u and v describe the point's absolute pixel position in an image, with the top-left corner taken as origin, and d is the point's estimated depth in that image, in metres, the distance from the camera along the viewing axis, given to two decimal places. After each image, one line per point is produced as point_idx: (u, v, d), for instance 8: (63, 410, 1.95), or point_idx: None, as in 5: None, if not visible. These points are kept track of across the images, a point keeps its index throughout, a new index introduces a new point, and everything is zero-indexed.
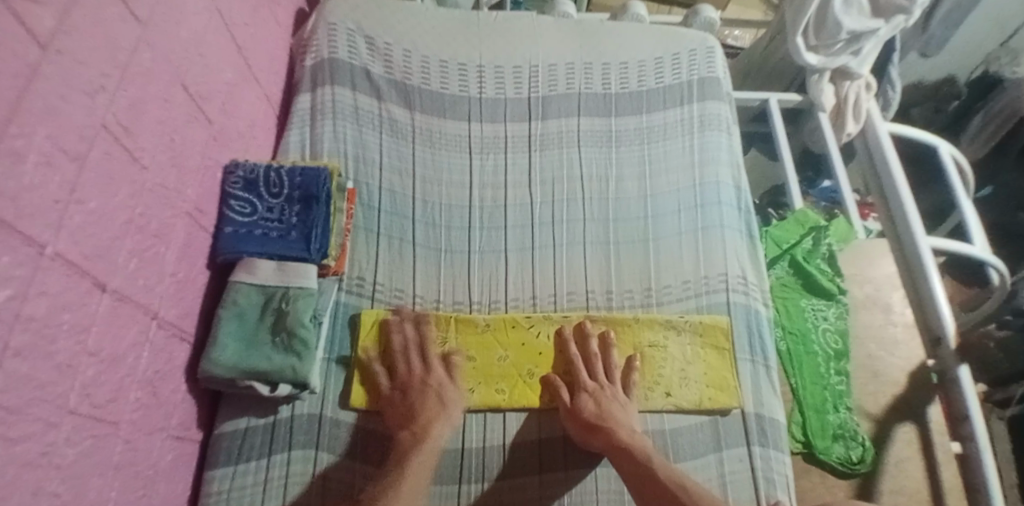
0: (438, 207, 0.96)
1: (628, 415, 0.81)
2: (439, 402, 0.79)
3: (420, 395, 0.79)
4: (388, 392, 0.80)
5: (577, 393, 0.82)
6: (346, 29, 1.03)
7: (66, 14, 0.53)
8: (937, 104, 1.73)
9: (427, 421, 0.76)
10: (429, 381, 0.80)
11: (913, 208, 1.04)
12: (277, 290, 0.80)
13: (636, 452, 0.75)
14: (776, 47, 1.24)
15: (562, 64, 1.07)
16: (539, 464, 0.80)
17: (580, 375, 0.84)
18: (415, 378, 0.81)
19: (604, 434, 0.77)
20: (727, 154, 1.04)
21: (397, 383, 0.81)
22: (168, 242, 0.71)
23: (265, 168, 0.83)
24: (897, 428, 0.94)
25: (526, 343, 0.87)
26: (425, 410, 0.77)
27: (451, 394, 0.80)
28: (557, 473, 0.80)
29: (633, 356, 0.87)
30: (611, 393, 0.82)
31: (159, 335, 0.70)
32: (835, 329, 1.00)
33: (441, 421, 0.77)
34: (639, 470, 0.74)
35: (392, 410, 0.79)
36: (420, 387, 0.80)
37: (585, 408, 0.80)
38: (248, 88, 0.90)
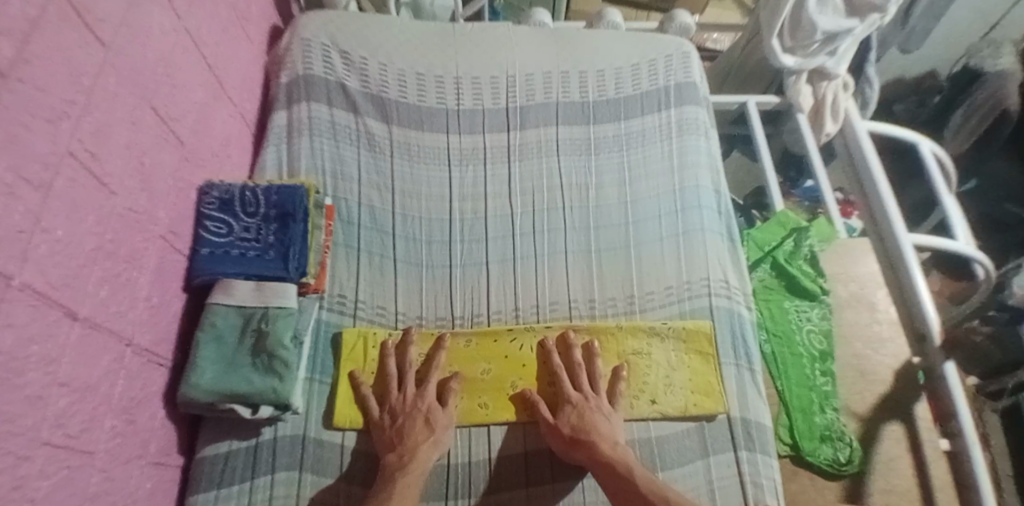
0: (418, 221, 0.95)
1: (612, 427, 0.80)
2: (427, 425, 0.77)
3: (408, 419, 0.78)
4: (376, 417, 0.79)
5: (561, 407, 0.82)
6: (320, 44, 1.03)
7: (26, 42, 0.52)
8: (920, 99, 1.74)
9: (414, 443, 0.75)
10: (422, 403, 0.79)
11: (894, 208, 1.05)
12: (256, 311, 0.78)
13: (618, 465, 0.75)
14: (753, 50, 1.25)
15: (539, 73, 1.07)
16: (525, 476, 0.80)
17: (564, 387, 0.83)
18: (406, 403, 0.80)
19: (586, 447, 0.76)
20: (706, 158, 1.04)
21: (386, 408, 0.80)
22: (140, 267, 0.70)
23: (241, 187, 0.82)
24: (885, 426, 0.94)
25: (509, 355, 0.86)
26: (414, 433, 0.76)
27: (442, 419, 0.79)
28: (544, 486, 0.79)
29: (620, 365, 0.86)
30: (596, 404, 0.82)
31: (133, 361, 0.69)
32: (820, 330, 1.00)
33: (429, 444, 0.76)
34: (622, 483, 0.73)
35: (381, 436, 0.78)
36: (409, 412, 0.79)
37: (567, 421, 0.80)
38: (221, 107, 0.90)
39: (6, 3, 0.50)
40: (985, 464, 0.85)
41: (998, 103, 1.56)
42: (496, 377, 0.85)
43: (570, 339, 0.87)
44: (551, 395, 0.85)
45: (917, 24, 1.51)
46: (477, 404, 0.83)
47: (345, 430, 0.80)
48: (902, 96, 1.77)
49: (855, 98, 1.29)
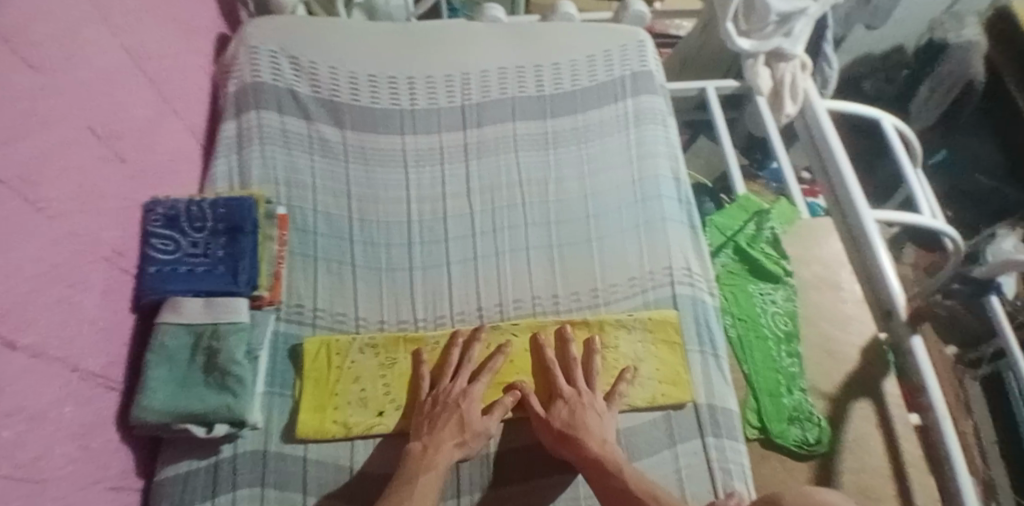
0: (376, 225, 0.94)
1: (603, 424, 0.79)
2: (460, 425, 0.77)
3: (445, 411, 0.78)
4: (422, 402, 0.81)
5: (553, 402, 0.81)
6: (267, 51, 1.01)
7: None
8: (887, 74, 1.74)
9: (442, 439, 0.76)
10: (463, 401, 0.79)
11: (855, 184, 1.04)
12: (205, 328, 0.77)
13: (608, 463, 0.74)
14: (709, 36, 1.25)
15: (494, 69, 1.06)
16: (504, 473, 0.80)
17: (558, 381, 0.83)
18: (453, 395, 0.80)
19: (575, 445, 0.76)
20: (665, 147, 1.03)
21: (432, 396, 0.81)
22: (86, 290, 0.68)
23: (187, 202, 0.80)
24: (853, 405, 0.94)
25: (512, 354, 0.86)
26: (447, 426, 0.77)
27: (476, 424, 0.78)
28: (534, 481, 0.80)
29: (626, 370, 0.86)
30: (586, 399, 0.81)
31: (82, 386, 0.67)
32: (784, 312, 1.00)
33: (462, 448, 0.76)
34: (611, 482, 0.72)
35: (417, 422, 0.79)
36: (454, 406, 0.79)
37: (558, 416, 0.79)
38: (167, 121, 0.88)
39: None
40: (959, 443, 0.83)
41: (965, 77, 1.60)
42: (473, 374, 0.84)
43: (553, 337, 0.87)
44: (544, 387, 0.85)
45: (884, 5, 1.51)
46: None
47: (308, 442, 0.79)
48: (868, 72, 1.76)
49: (815, 78, 1.29)
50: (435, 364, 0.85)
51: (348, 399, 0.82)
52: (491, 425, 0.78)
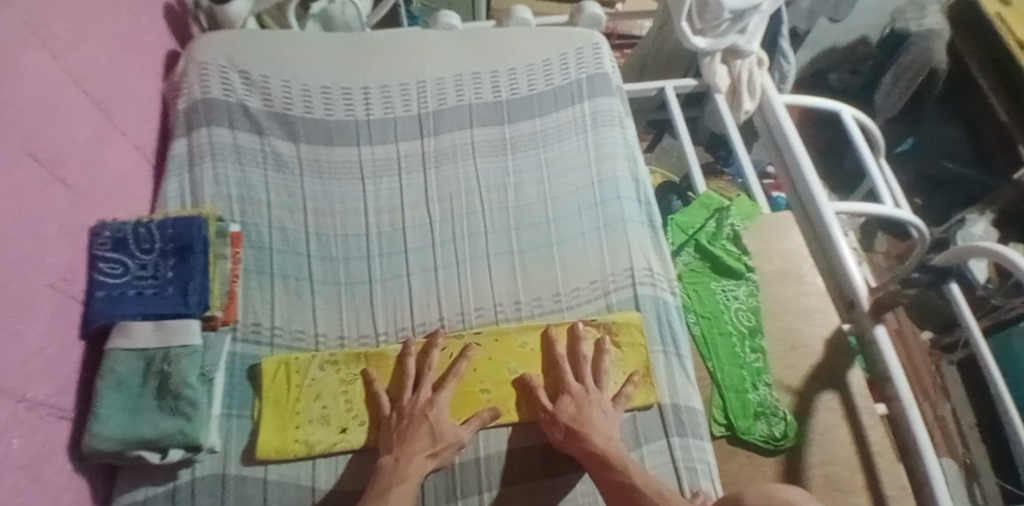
0: (334, 239, 0.93)
1: (608, 421, 0.79)
2: (431, 436, 0.76)
3: (412, 423, 0.77)
4: (388, 414, 0.80)
5: (560, 397, 0.82)
6: (218, 67, 1.00)
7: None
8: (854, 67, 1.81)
9: (411, 451, 0.74)
10: (430, 411, 0.78)
11: (814, 177, 1.05)
12: (158, 352, 0.75)
13: (612, 457, 0.73)
14: (666, 36, 1.26)
15: (449, 77, 1.06)
16: (479, 482, 0.79)
17: (565, 377, 0.84)
18: (417, 407, 0.79)
19: (580, 439, 0.75)
20: (623, 148, 1.04)
21: (397, 410, 0.80)
22: (30, 320, 0.66)
23: (134, 223, 0.79)
24: (819, 397, 0.95)
25: (503, 355, 0.86)
26: (417, 437, 0.76)
27: (447, 435, 0.77)
28: (548, 479, 0.80)
29: (637, 372, 0.86)
30: (593, 397, 0.82)
31: (30, 417, 0.65)
32: (746, 307, 1.01)
33: (440, 449, 0.76)
34: (613, 476, 0.70)
35: (387, 437, 0.78)
36: (419, 417, 0.78)
37: (565, 411, 0.79)
38: (113, 142, 0.86)
39: None
40: (925, 427, 0.84)
41: (927, 64, 1.60)
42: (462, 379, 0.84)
43: (513, 344, 0.87)
44: (554, 386, 0.85)
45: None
46: None
47: (268, 462, 0.78)
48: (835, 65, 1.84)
49: (773, 73, 1.30)
50: (393, 380, 0.84)
51: (310, 417, 0.81)
52: (462, 433, 0.78)
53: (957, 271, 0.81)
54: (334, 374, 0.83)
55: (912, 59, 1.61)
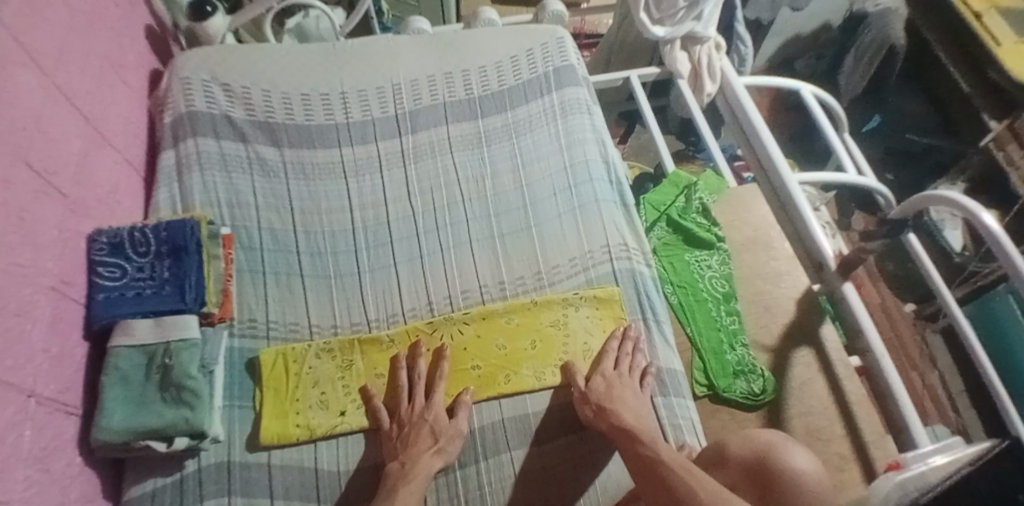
0: (322, 235, 0.97)
1: (639, 401, 0.84)
2: (433, 435, 0.80)
3: (413, 429, 0.81)
4: (387, 426, 0.82)
5: (592, 377, 0.86)
6: (200, 81, 1.04)
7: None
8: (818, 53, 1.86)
9: (416, 453, 0.78)
10: (428, 414, 0.82)
11: (776, 149, 1.11)
12: (159, 347, 0.79)
13: (639, 433, 0.77)
14: (628, 29, 1.32)
15: (423, 78, 1.11)
16: (476, 451, 0.83)
17: (604, 365, 0.87)
18: (416, 414, 0.82)
19: (609, 417, 0.80)
20: (592, 134, 1.09)
21: (397, 419, 0.83)
22: (34, 320, 0.69)
23: (129, 229, 0.83)
24: (795, 353, 0.99)
25: (510, 324, 0.92)
26: (419, 440, 0.79)
27: (446, 429, 0.81)
28: (580, 454, 0.84)
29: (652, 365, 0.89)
30: (624, 378, 0.85)
31: (39, 411, 0.68)
32: (719, 274, 1.06)
33: (430, 453, 0.78)
34: (639, 449, 0.75)
35: (389, 446, 0.81)
36: (417, 422, 0.81)
37: (595, 390, 0.83)
38: (102, 155, 0.90)
39: None
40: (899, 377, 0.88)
41: (884, 42, 1.68)
42: (454, 361, 0.89)
43: (499, 322, 0.92)
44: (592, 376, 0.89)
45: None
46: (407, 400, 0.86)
47: (272, 448, 0.81)
48: (800, 51, 1.88)
49: (733, 57, 1.37)
50: (389, 395, 0.86)
51: (310, 403, 0.84)
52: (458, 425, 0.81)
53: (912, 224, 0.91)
54: (330, 362, 0.87)
55: (871, 39, 1.70)
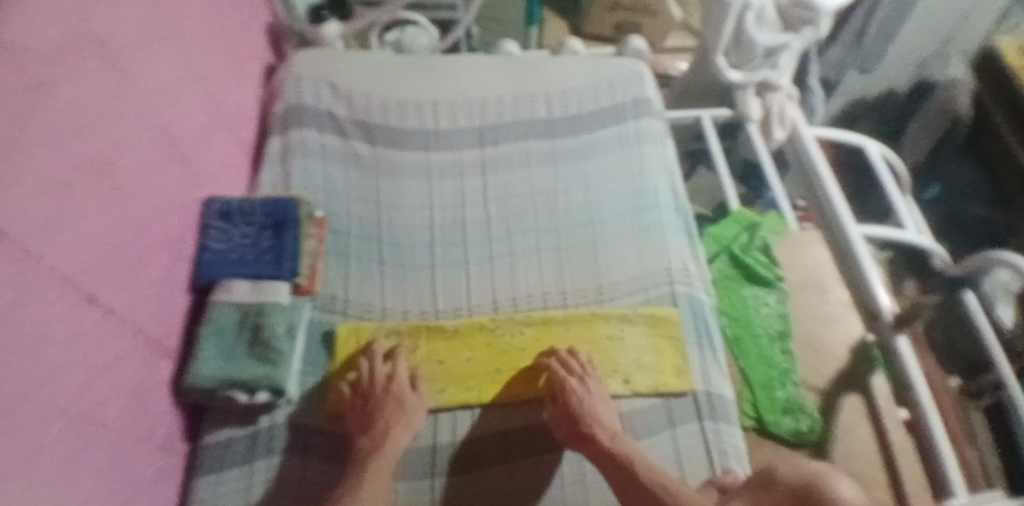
0: (402, 228, 1.04)
1: (609, 414, 0.86)
2: (398, 402, 0.84)
3: (378, 402, 0.84)
4: (350, 399, 0.86)
5: (562, 380, 0.88)
6: (310, 78, 1.15)
7: (55, 62, 0.62)
8: (880, 115, 1.91)
9: (386, 427, 0.82)
10: (391, 387, 0.86)
11: (841, 198, 1.13)
12: (253, 307, 0.86)
13: (617, 454, 0.80)
14: (703, 71, 1.38)
15: (508, 96, 1.19)
16: (528, 447, 0.88)
17: (558, 370, 0.89)
18: (376, 387, 0.86)
19: (590, 441, 0.82)
20: (662, 163, 1.15)
21: (359, 393, 0.87)
22: (150, 267, 0.78)
23: (239, 200, 0.92)
24: (844, 399, 1.00)
25: (563, 336, 0.95)
26: (385, 413, 0.83)
27: (410, 401, 0.86)
28: (539, 445, 0.88)
29: (625, 377, 0.93)
30: (593, 391, 0.88)
31: (144, 350, 0.76)
32: (776, 313, 1.09)
33: (401, 426, 0.83)
34: (620, 472, 0.78)
35: (353, 419, 0.85)
36: (381, 394, 0.85)
37: (568, 406, 0.85)
38: (221, 133, 1.00)
39: (40, 30, 0.59)
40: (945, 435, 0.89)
41: (950, 109, 1.76)
42: (479, 364, 0.92)
43: (558, 329, 0.96)
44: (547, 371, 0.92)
45: (873, 46, 1.70)
46: (464, 389, 0.90)
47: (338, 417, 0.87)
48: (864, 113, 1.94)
49: (803, 107, 1.41)
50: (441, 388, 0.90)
51: None
52: (409, 401, 0.85)
53: (971, 282, 1.03)
54: (397, 344, 0.93)
55: (937, 107, 1.78)
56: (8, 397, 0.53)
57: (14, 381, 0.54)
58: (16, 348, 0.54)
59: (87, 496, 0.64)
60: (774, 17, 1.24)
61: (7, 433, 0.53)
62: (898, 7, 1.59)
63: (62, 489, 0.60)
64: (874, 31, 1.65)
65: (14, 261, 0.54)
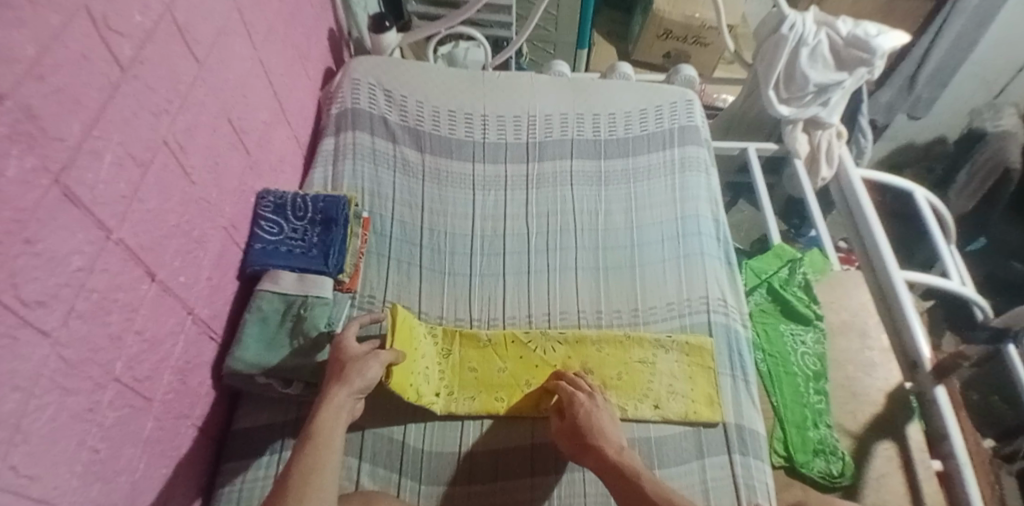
0: (443, 235, 1.06)
1: (617, 429, 0.84)
2: (338, 362, 0.80)
3: (331, 368, 0.81)
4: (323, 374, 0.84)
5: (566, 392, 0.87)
6: (367, 84, 1.19)
7: (143, 44, 0.65)
8: (928, 165, 1.90)
9: (326, 392, 0.77)
10: (336, 350, 0.82)
11: (886, 242, 1.10)
12: (297, 298, 0.89)
13: (624, 467, 0.78)
14: (752, 104, 1.39)
15: (556, 114, 1.21)
16: (555, 462, 0.87)
17: (566, 387, 0.87)
18: (331, 353, 0.82)
19: (594, 453, 0.80)
20: (706, 192, 1.14)
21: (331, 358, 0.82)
22: (206, 250, 0.81)
23: (293, 194, 0.94)
24: (878, 445, 0.97)
25: (591, 357, 0.95)
26: (330, 379, 0.79)
27: (349, 358, 0.80)
28: (534, 452, 0.88)
29: (638, 399, 0.92)
30: (602, 405, 0.86)
31: (192, 329, 0.78)
32: (813, 352, 1.06)
33: (339, 386, 0.77)
34: (627, 487, 0.76)
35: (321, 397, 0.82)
36: (332, 359, 0.81)
37: (573, 419, 0.84)
38: (280, 128, 1.04)
39: (133, 14, 0.63)
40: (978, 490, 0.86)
41: (999, 162, 1.61)
42: (511, 375, 0.93)
43: (591, 348, 0.95)
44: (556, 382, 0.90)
45: (923, 91, 1.68)
46: (493, 398, 0.91)
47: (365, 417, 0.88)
48: (911, 160, 1.95)
49: (851, 148, 1.41)
50: (469, 398, 0.91)
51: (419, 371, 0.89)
52: (369, 372, 0.79)
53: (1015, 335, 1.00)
54: (436, 346, 0.94)
55: (986, 157, 1.65)
56: (65, 359, 0.55)
57: (73, 346, 0.56)
58: (78, 312, 0.57)
59: (125, 465, 0.66)
60: (828, 54, 1.20)
61: (60, 393, 0.55)
62: (951, 56, 1.59)
63: (103, 455, 0.62)
64: (926, 77, 1.63)
65: (87, 228, 0.57)
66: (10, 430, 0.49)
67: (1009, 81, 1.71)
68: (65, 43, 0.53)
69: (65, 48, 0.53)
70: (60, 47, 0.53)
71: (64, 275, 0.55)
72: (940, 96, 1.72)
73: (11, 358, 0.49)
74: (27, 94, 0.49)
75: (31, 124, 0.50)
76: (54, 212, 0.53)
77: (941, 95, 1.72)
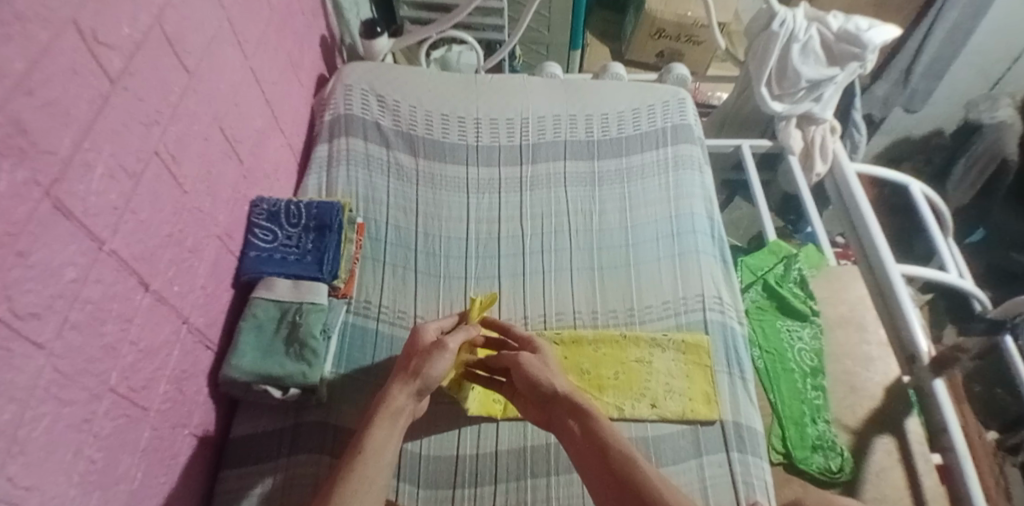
0: (438, 239, 1.07)
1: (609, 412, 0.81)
2: (411, 356, 0.83)
3: (410, 360, 0.82)
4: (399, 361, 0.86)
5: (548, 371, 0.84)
6: (360, 90, 1.19)
7: (132, 55, 0.65)
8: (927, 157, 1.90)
9: (390, 394, 0.79)
10: (415, 348, 0.84)
11: (881, 237, 1.10)
12: (292, 305, 0.89)
13: (602, 432, 0.74)
14: (745, 101, 1.40)
15: (550, 116, 1.21)
16: (547, 465, 0.86)
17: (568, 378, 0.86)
18: (412, 347, 0.84)
19: (582, 416, 0.77)
20: (700, 190, 1.15)
21: (405, 351, 0.85)
22: (200, 259, 0.81)
23: (287, 202, 0.95)
24: (877, 439, 0.97)
25: (585, 356, 0.95)
26: (397, 378, 0.81)
27: (425, 351, 0.83)
28: (525, 450, 0.88)
29: (636, 398, 0.92)
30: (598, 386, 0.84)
31: (188, 338, 0.78)
32: (810, 349, 1.06)
33: (404, 387, 0.79)
34: (607, 446, 0.72)
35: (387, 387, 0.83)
36: (409, 355, 0.83)
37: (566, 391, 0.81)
38: (274, 136, 1.04)
39: (121, 25, 0.63)
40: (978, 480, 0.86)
41: (996, 155, 1.59)
42: None
43: (586, 348, 0.96)
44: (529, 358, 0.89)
45: (919, 84, 1.68)
46: (493, 399, 0.92)
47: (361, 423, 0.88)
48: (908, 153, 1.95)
49: (846, 142, 1.41)
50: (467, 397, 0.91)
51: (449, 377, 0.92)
52: (435, 367, 0.81)
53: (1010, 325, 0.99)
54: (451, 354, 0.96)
55: (982, 150, 1.62)
56: (60, 370, 0.55)
57: (68, 356, 0.56)
58: (72, 322, 0.57)
59: (123, 473, 0.66)
60: (820, 49, 1.20)
61: (55, 404, 0.55)
62: (947, 48, 1.58)
63: (101, 465, 0.62)
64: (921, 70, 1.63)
65: (79, 239, 0.58)
66: (7, 440, 0.50)
67: (1009, 66, 1.69)
68: (54, 56, 0.54)
69: (53, 61, 0.54)
70: (49, 61, 0.53)
71: (58, 287, 0.55)
72: (937, 87, 1.71)
73: (7, 370, 0.49)
74: (18, 109, 0.50)
75: (22, 138, 0.50)
76: (46, 224, 0.53)
77: (938, 87, 1.72)
